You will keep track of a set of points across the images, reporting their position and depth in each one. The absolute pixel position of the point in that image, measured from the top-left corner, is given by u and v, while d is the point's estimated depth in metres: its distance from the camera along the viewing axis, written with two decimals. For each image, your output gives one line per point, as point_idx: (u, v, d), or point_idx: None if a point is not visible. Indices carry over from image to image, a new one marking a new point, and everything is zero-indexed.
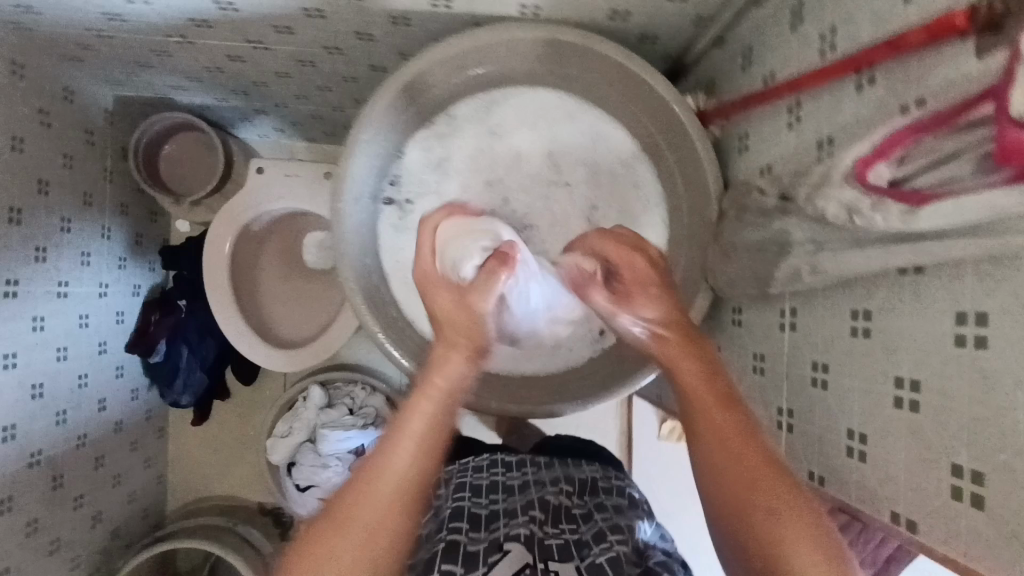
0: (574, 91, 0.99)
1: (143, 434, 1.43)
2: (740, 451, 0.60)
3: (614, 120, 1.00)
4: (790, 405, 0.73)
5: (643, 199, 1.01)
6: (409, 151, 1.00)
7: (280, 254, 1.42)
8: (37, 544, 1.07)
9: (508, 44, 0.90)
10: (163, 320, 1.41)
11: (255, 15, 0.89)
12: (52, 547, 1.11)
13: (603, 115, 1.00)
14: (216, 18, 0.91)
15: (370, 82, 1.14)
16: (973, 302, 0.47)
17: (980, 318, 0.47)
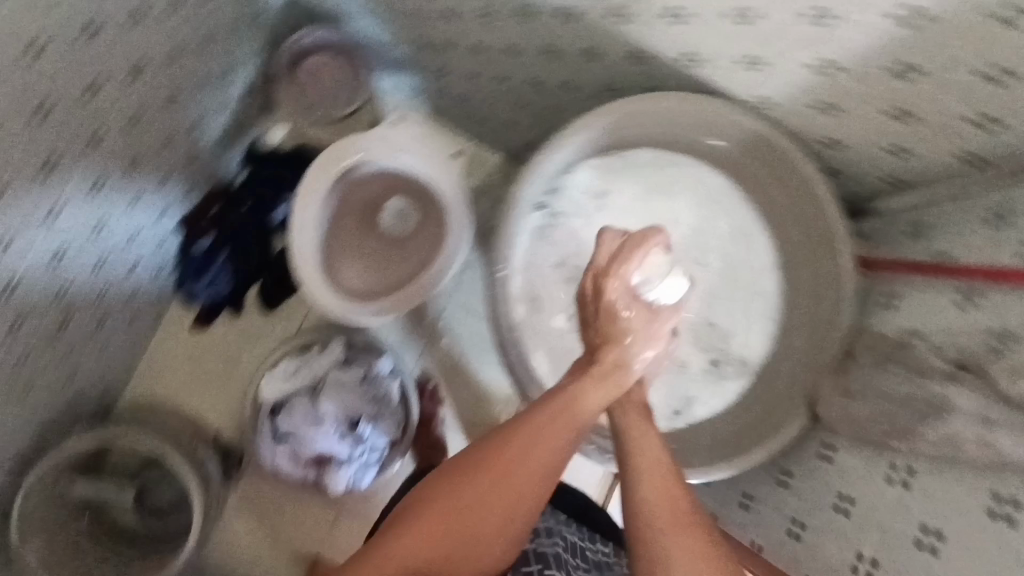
0: (743, 188, 1.02)
1: (140, 315, 1.32)
2: (655, 478, 0.71)
3: (767, 228, 1.02)
4: (875, 554, 0.72)
5: (762, 309, 1.02)
6: (579, 172, 1.01)
7: (365, 208, 1.36)
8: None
9: (720, 120, 0.94)
10: (222, 216, 1.35)
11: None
12: None
13: (758, 219, 1.03)
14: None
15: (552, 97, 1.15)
16: None
17: None
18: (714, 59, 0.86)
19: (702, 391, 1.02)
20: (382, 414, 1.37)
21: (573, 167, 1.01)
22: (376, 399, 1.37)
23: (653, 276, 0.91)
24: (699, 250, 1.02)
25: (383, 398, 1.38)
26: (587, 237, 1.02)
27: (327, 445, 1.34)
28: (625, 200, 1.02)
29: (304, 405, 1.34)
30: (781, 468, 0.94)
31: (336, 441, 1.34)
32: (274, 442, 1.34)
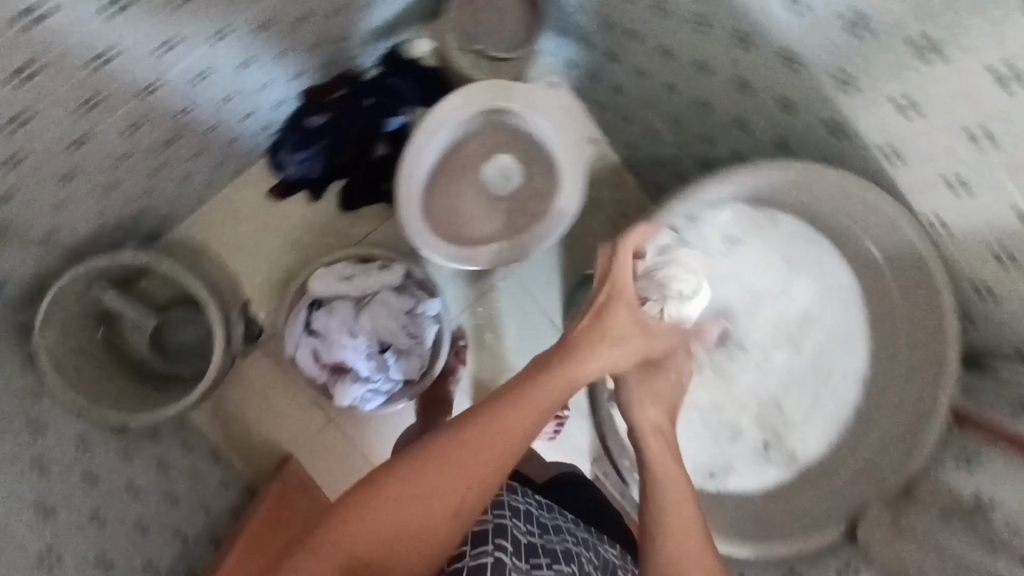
0: (866, 294, 1.01)
1: (228, 163, 1.29)
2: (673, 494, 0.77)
3: (871, 340, 1.01)
4: None
5: (831, 413, 1.02)
6: (724, 212, 0.99)
7: (481, 152, 1.33)
8: (77, 157, 0.90)
9: (881, 223, 0.92)
10: (344, 101, 1.31)
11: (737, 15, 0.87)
12: (64, 174, 0.91)
13: (867, 329, 1.01)
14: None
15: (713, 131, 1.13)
16: None
17: None
18: (914, 162, 0.83)
19: (744, 467, 1.01)
20: (413, 348, 1.35)
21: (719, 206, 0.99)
22: (413, 334, 1.35)
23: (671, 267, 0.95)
24: (798, 332, 1.01)
25: (420, 335, 1.35)
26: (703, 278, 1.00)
27: (352, 358, 1.33)
28: (754, 259, 1.01)
29: (344, 312, 1.32)
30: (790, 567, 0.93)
31: (361, 358, 1.33)
32: (305, 335, 1.33)
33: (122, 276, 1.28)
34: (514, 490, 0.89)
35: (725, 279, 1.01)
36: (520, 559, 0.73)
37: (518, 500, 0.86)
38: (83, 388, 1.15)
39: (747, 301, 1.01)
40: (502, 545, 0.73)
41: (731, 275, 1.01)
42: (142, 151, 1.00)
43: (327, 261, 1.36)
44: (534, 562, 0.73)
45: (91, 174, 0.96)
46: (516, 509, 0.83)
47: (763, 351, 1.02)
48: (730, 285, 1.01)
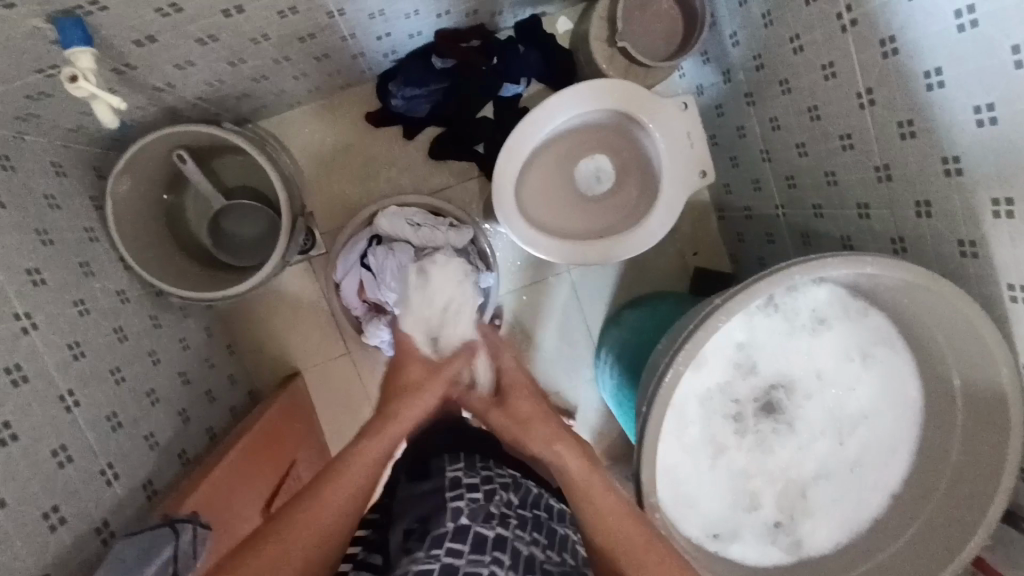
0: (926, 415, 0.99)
1: (344, 75, 1.28)
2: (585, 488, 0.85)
3: (913, 460, 1.00)
4: None
5: (850, 518, 1.00)
6: (819, 291, 0.97)
7: (583, 150, 1.34)
8: (225, 24, 0.88)
9: (968, 351, 0.89)
10: (472, 53, 1.26)
11: (917, 104, 0.86)
12: (206, 37, 0.90)
13: (915, 448, 1.00)
14: (901, 77, 0.87)
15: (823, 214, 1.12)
16: None
17: None
18: None
19: (750, 542, 1.00)
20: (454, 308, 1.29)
21: (817, 283, 0.97)
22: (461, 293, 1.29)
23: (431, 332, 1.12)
24: (849, 429, 1.00)
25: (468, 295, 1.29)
26: (777, 347, 0.99)
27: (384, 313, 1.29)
28: (833, 345, 0.99)
29: (399, 254, 1.28)
30: None
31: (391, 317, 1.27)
32: (356, 265, 1.31)
33: (202, 150, 1.25)
34: (526, 493, 0.83)
35: (796, 354, 0.99)
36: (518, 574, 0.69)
37: (526, 510, 0.79)
38: (138, 247, 1.13)
39: (809, 382, 0.99)
40: (498, 567, 0.67)
41: (804, 352, 0.99)
42: (279, 37, 0.98)
43: (400, 202, 1.35)
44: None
45: (231, 42, 0.94)
46: (523, 519, 0.77)
47: (807, 434, 1.00)
48: (797, 362, 0.99)
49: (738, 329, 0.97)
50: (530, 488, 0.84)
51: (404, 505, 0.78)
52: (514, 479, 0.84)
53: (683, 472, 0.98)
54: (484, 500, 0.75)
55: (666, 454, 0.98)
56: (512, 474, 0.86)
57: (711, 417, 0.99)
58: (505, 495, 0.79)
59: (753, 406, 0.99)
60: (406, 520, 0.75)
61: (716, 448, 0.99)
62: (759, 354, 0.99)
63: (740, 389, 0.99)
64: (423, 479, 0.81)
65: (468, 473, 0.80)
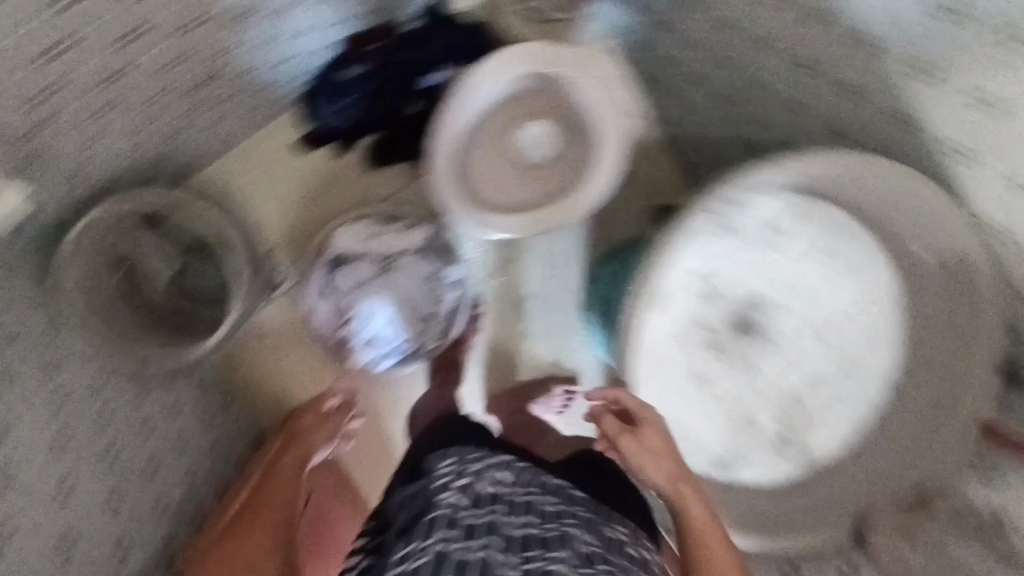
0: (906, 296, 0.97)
1: (263, 106, 1.27)
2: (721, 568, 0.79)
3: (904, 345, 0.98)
4: None
5: (854, 414, 0.99)
6: (771, 201, 0.94)
7: (530, 115, 1.30)
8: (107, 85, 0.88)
9: (929, 216, 0.88)
10: (380, 50, 1.27)
11: None
12: (96, 105, 0.90)
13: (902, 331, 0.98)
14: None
15: (768, 116, 1.10)
16: None
17: None
18: None
19: (760, 459, 1.00)
20: (427, 307, 1.34)
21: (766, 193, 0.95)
22: (432, 294, 1.34)
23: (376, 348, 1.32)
24: (831, 329, 0.98)
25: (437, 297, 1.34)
26: (738, 267, 0.98)
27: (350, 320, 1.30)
28: (797, 251, 0.97)
29: (361, 272, 1.30)
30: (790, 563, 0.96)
31: (365, 323, 1.30)
32: (322, 295, 1.30)
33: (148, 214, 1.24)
34: (519, 475, 0.80)
35: (759, 268, 0.97)
36: (513, 551, 0.67)
37: (521, 489, 0.77)
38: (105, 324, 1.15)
39: (782, 291, 0.98)
40: (491, 543, 0.67)
41: (768, 264, 0.98)
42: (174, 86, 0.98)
43: (349, 218, 1.35)
44: (527, 554, 0.67)
45: (125, 103, 0.94)
46: (516, 496, 0.76)
47: (789, 343, 0.99)
48: (764, 276, 0.98)
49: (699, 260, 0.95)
50: (524, 472, 0.81)
51: (401, 507, 0.78)
52: (508, 467, 0.82)
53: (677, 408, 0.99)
54: (473, 490, 0.75)
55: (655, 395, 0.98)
56: (506, 459, 0.84)
57: (692, 348, 0.98)
58: (496, 480, 0.78)
59: (728, 328, 0.99)
60: (401, 520, 0.75)
61: (703, 378, 0.99)
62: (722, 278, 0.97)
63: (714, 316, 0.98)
64: (417, 483, 0.82)
65: (457, 467, 0.81)
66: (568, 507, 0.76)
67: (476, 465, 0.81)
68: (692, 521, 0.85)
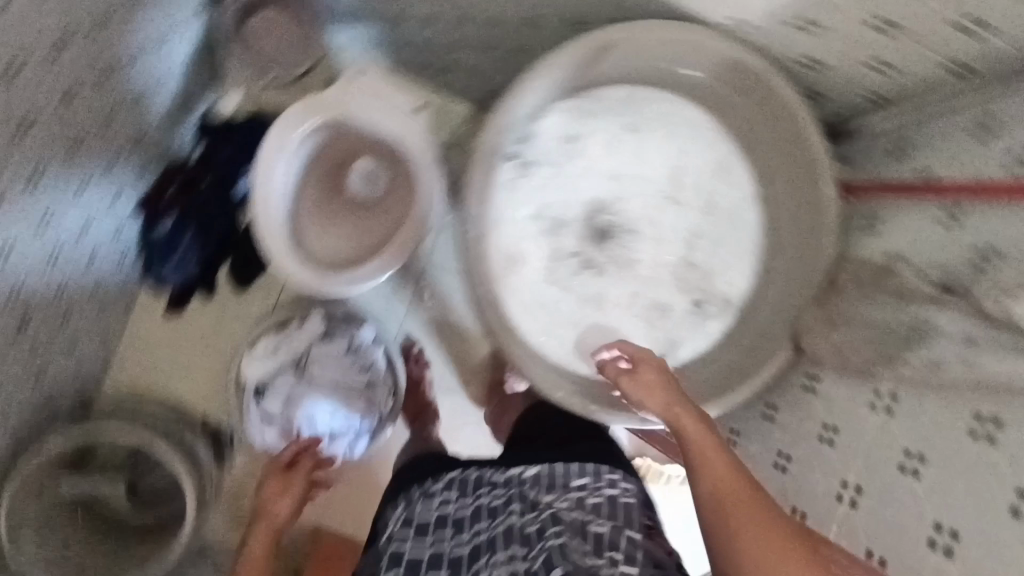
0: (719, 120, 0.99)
1: (110, 305, 1.26)
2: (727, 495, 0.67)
3: (746, 161, 1.00)
4: (919, 451, 0.70)
5: (742, 244, 1.01)
6: (550, 117, 0.96)
7: (335, 166, 1.30)
8: None
9: (684, 46, 0.90)
10: (178, 193, 1.27)
11: None
12: None
13: (737, 150, 1.00)
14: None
15: (521, 34, 1.09)
16: None
17: None
18: None
19: (688, 330, 1.01)
20: (360, 380, 1.34)
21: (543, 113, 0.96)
22: (359, 367, 1.35)
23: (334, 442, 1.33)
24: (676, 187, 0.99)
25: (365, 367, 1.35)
26: (564, 189, 0.98)
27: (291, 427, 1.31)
28: (605, 141, 0.98)
29: (284, 385, 1.31)
30: (766, 404, 0.97)
31: (311, 426, 1.31)
32: (262, 424, 1.30)
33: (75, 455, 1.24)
34: (463, 489, 0.82)
35: (582, 178, 0.98)
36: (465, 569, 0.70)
37: (465, 502, 0.79)
38: None
39: (616, 182, 0.99)
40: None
41: (588, 168, 0.98)
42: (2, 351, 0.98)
43: (248, 345, 1.35)
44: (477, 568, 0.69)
45: None
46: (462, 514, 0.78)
47: (650, 222, 1.00)
48: (591, 180, 0.98)
49: (524, 203, 0.96)
50: (467, 480, 0.83)
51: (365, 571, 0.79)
52: (451, 482, 0.83)
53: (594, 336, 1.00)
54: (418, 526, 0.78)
55: (567, 339, 0.98)
56: (451, 476, 0.85)
57: (573, 280, 0.98)
58: (440, 505, 0.80)
59: (590, 243, 0.98)
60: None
61: (600, 298, 0.99)
62: (557, 206, 0.97)
63: (573, 240, 0.98)
64: (374, 543, 0.82)
65: (407, 508, 0.82)
66: (514, 494, 0.78)
67: (425, 496, 0.83)
68: (699, 441, 0.75)
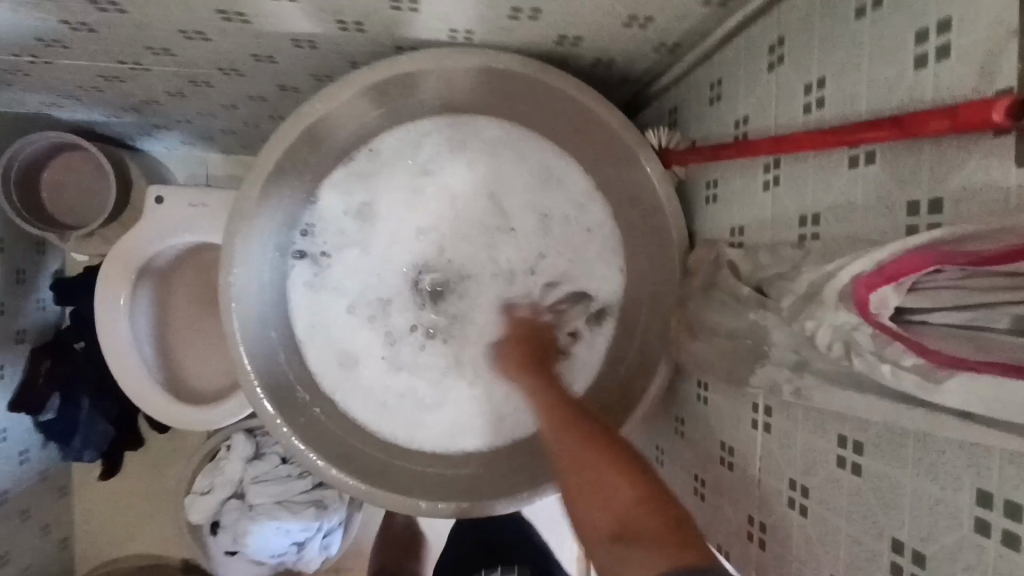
0: (522, 123, 0.83)
1: (38, 500, 1.23)
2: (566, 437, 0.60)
3: (570, 157, 0.84)
4: (801, 480, 0.57)
5: (599, 248, 0.85)
6: (325, 196, 0.83)
7: (191, 292, 1.23)
8: None
9: (434, 74, 0.76)
10: (55, 370, 1.18)
11: (120, 36, 0.71)
12: None
13: (555, 149, 0.84)
14: (68, 37, 0.71)
15: (285, 101, 0.96)
16: (970, 476, 0.39)
17: (982, 498, 0.38)
18: (383, 18, 0.67)
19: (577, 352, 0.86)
20: (306, 484, 1.28)
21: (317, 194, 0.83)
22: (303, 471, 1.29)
23: (306, 553, 1.27)
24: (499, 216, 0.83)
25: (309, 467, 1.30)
26: (370, 265, 0.85)
27: (255, 557, 1.25)
28: (398, 195, 0.84)
29: (231, 520, 1.25)
30: (676, 416, 0.83)
31: (271, 551, 1.24)
32: (229, 557, 1.26)
33: None
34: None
35: (387, 246, 0.84)
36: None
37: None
38: None
39: (429, 233, 0.84)
40: None
41: (390, 230, 0.84)
42: None
43: (189, 485, 1.31)
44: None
45: None
46: None
47: (485, 263, 0.85)
48: (397, 242, 0.84)
49: (332, 297, 0.84)
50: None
51: None
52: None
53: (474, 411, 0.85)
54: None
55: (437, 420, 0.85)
56: None
57: (418, 357, 0.85)
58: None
59: (420, 315, 0.85)
60: None
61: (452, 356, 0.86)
62: (371, 287, 0.85)
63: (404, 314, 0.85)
64: None
65: None
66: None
67: None
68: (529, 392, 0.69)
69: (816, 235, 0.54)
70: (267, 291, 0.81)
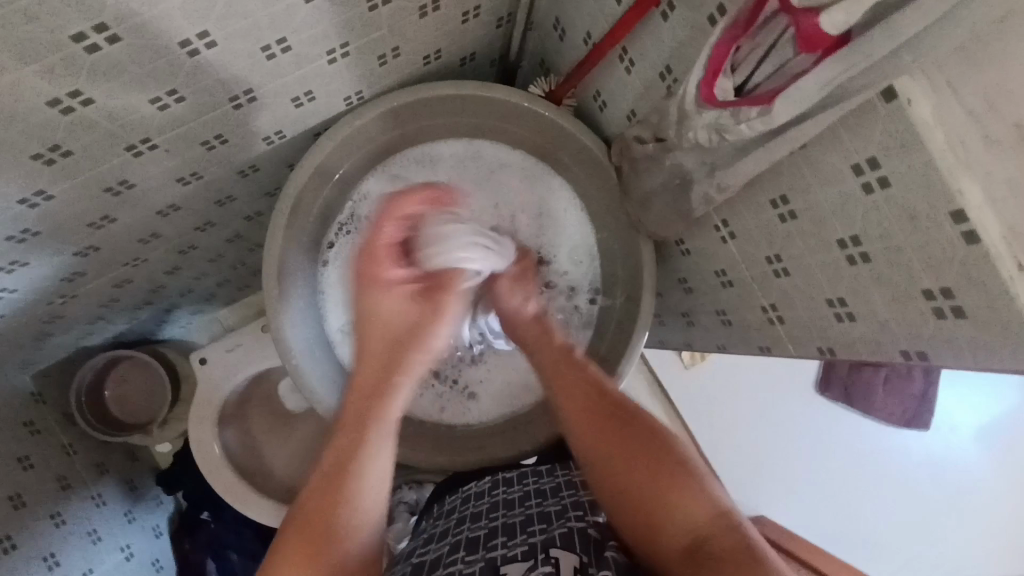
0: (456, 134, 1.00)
1: None
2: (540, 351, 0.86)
3: (505, 143, 1.01)
4: (771, 252, 0.69)
5: (559, 191, 1.02)
6: (371, 184, 1.00)
7: (266, 416, 1.37)
8: None
9: (356, 135, 0.91)
10: (196, 540, 1.32)
11: (117, 242, 0.87)
12: None
13: (490, 140, 1.01)
14: (81, 265, 0.87)
15: (254, 226, 1.12)
16: (848, 160, 0.52)
17: (859, 167, 0.52)
18: (293, 118, 0.83)
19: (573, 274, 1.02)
20: None
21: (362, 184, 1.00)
22: None
23: None
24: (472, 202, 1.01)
25: None
26: None
27: None
28: None
29: None
30: (677, 277, 0.95)
31: None
32: None
33: None
34: (491, 490, 0.85)
35: None
36: (480, 548, 0.70)
37: (481, 501, 0.83)
38: None
39: None
40: (468, 539, 0.73)
41: None
42: None
43: None
44: (490, 543, 0.70)
45: None
46: (507, 496, 0.82)
47: None
48: None
49: None
50: (487, 500, 0.82)
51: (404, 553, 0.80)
52: (470, 493, 0.87)
53: (503, 380, 1.02)
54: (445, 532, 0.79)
55: (497, 387, 1.02)
56: (493, 477, 0.88)
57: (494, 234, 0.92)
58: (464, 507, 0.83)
59: None
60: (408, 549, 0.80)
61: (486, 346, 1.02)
62: None
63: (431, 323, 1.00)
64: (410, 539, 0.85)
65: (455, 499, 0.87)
66: (539, 488, 0.81)
67: (477, 490, 0.87)
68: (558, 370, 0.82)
69: (674, 80, 0.68)
70: (313, 347, 0.96)
